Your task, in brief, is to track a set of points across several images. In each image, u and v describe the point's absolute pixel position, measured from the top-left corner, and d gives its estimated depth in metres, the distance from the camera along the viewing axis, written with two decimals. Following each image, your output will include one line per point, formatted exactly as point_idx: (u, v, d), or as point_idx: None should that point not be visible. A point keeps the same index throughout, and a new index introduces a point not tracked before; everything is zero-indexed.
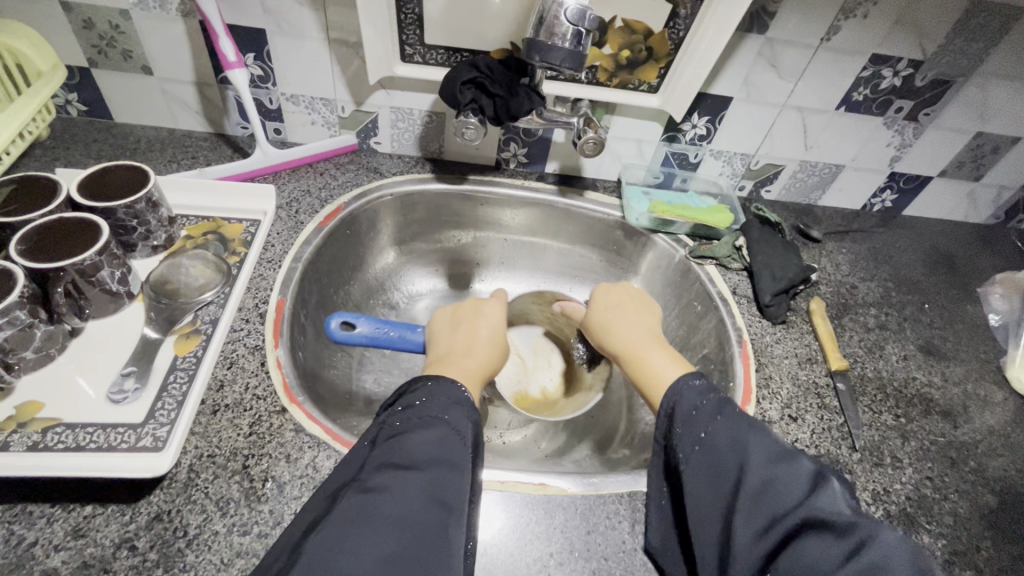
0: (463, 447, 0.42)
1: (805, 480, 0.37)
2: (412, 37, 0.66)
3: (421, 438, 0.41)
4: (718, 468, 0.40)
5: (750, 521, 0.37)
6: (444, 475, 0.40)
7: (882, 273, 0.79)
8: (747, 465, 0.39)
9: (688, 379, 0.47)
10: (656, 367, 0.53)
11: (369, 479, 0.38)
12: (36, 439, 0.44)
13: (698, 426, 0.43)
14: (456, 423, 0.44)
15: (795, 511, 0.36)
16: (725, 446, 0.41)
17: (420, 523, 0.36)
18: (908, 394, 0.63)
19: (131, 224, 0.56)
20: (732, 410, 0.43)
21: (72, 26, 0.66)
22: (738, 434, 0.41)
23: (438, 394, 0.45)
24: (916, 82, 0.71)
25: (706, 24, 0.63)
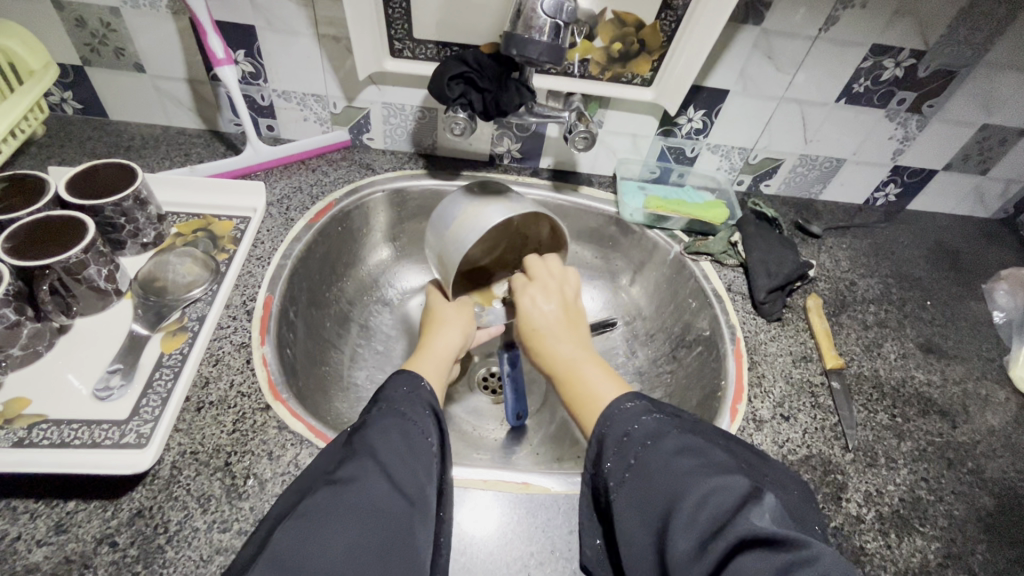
0: (427, 440, 0.44)
1: (736, 495, 0.36)
2: (401, 31, 0.65)
3: (384, 431, 0.42)
4: (651, 494, 0.38)
5: (685, 539, 0.34)
6: (410, 467, 0.41)
7: (883, 269, 0.77)
8: (680, 487, 0.37)
9: (623, 402, 0.45)
10: (583, 377, 0.51)
11: (336, 471, 0.39)
12: (21, 436, 0.45)
13: (628, 452, 0.41)
14: (417, 418, 0.45)
15: (728, 525, 0.33)
16: (659, 472, 0.39)
17: (387, 514, 0.37)
18: (906, 393, 0.62)
19: (119, 222, 0.56)
20: (666, 434, 0.41)
21: (63, 24, 0.66)
22: (670, 457, 0.39)
23: (396, 388, 0.47)
24: (919, 72, 0.70)
25: (699, 14, 0.61)
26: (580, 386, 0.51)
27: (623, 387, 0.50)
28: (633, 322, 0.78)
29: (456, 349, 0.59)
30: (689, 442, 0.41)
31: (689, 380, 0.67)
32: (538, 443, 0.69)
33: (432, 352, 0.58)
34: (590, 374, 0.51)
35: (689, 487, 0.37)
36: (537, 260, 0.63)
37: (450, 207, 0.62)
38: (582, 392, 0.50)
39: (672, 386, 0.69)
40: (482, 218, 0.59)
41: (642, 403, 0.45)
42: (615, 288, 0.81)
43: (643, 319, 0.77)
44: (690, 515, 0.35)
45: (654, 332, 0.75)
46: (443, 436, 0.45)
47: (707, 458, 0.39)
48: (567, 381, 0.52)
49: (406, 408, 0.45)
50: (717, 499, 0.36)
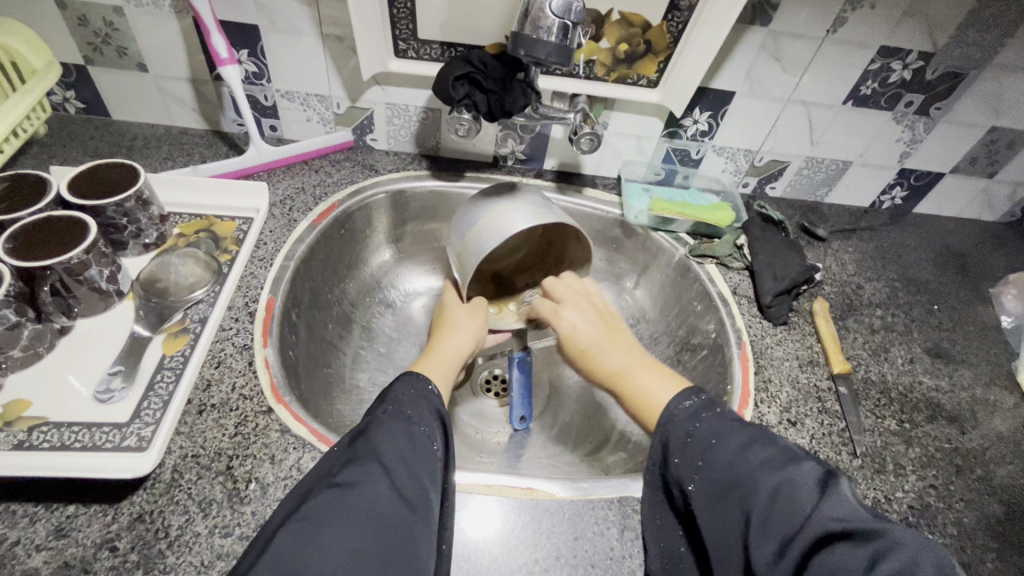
0: (429, 442, 0.43)
1: (808, 484, 0.36)
2: (406, 31, 0.64)
3: (390, 433, 0.42)
4: (719, 493, 0.38)
5: (767, 542, 0.34)
6: (416, 472, 0.40)
7: (890, 273, 0.77)
8: (750, 483, 0.37)
9: (680, 403, 0.44)
10: (632, 376, 0.51)
11: (340, 474, 0.38)
12: (22, 438, 0.44)
13: (688, 455, 0.40)
14: (423, 421, 0.44)
15: (810, 526, 0.33)
16: (725, 474, 0.38)
17: (388, 518, 0.37)
18: (914, 398, 0.61)
19: (121, 222, 0.56)
20: (725, 434, 0.40)
21: (67, 23, 0.66)
22: (736, 456, 0.38)
23: (404, 390, 0.46)
24: (928, 75, 0.69)
25: (706, 15, 0.61)
26: (638, 388, 0.50)
27: (680, 387, 0.49)
28: (638, 325, 0.77)
29: (466, 352, 0.59)
30: (749, 434, 0.40)
31: (695, 384, 0.66)
32: (541, 447, 0.69)
33: (442, 351, 0.58)
34: (642, 378, 0.51)
35: (758, 482, 0.36)
36: (554, 281, 0.63)
37: (476, 211, 0.61)
38: (637, 388, 0.50)
39: None
40: (509, 222, 0.58)
41: (696, 401, 0.44)
42: (618, 291, 0.80)
43: (647, 322, 0.77)
44: (768, 512, 0.35)
45: (659, 335, 0.75)
46: (447, 439, 0.44)
47: (770, 450, 0.38)
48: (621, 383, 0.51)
49: (413, 410, 0.44)
50: (791, 489, 0.35)
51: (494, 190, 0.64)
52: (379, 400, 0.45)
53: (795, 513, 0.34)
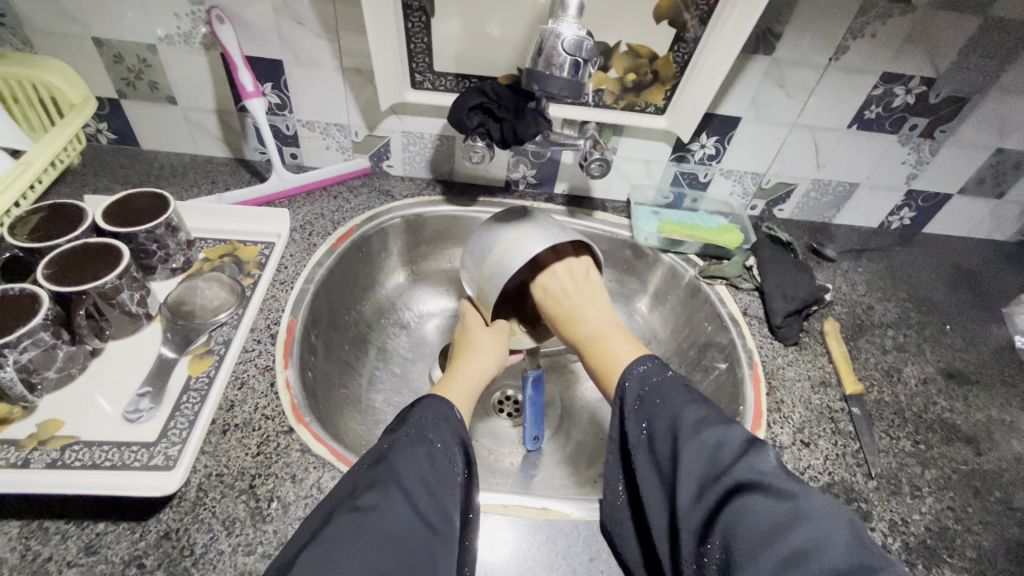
0: (450, 466, 0.44)
1: (737, 444, 0.42)
2: (422, 64, 0.67)
3: (411, 456, 0.43)
4: (659, 444, 0.45)
5: (690, 483, 0.41)
6: (436, 496, 0.42)
7: (900, 293, 0.77)
8: (684, 436, 0.44)
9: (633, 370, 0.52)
10: (610, 342, 0.58)
11: (361, 497, 0.40)
12: (55, 457, 0.46)
13: (641, 411, 0.48)
14: (446, 447, 0.45)
15: (730, 475, 0.40)
16: (666, 425, 0.46)
17: (407, 545, 0.38)
18: (928, 419, 0.61)
19: (151, 248, 0.58)
20: (675, 395, 0.47)
21: (103, 60, 0.70)
22: (678, 413, 0.46)
23: (425, 413, 0.47)
24: (931, 99, 0.71)
25: (710, 46, 0.63)
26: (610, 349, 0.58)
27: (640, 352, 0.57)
28: (649, 345, 0.78)
29: (487, 376, 0.60)
30: (698, 402, 0.47)
31: None
32: (554, 468, 0.69)
33: (461, 375, 0.59)
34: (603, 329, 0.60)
35: (692, 441, 0.43)
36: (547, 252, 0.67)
37: (484, 236, 0.64)
38: (610, 349, 0.58)
39: None
40: (521, 245, 0.60)
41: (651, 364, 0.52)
42: (629, 312, 0.81)
43: (658, 342, 0.78)
44: (698, 465, 0.42)
45: (670, 356, 0.75)
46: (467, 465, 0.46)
47: (707, 412, 0.45)
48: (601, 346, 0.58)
49: (435, 435, 0.46)
50: (721, 448, 0.42)
51: (500, 216, 0.66)
52: (401, 422, 0.47)
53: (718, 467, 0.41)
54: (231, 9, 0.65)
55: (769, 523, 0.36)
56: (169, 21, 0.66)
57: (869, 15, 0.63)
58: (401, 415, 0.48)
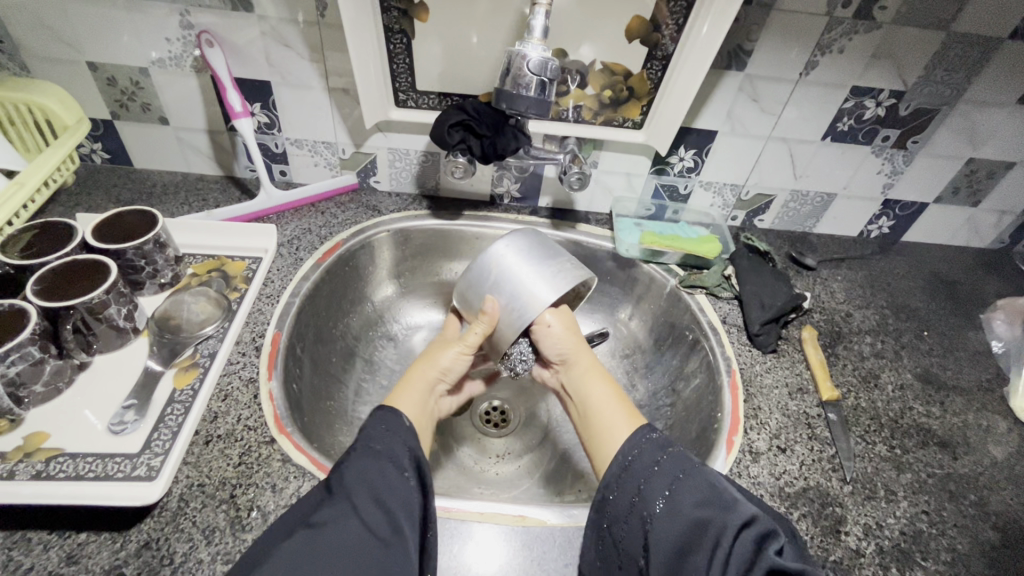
0: (403, 477, 0.45)
1: (754, 532, 0.40)
2: (405, 84, 0.70)
3: (360, 469, 0.44)
4: (680, 530, 0.42)
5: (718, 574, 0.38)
6: (383, 505, 0.42)
7: (879, 300, 0.78)
8: (703, 522, 0.41)
9: (645, 435, 0.49)
10: (603, 405, 0.55)
11: (313, 515, 0.41)
12: (39, 469, 0.47)
13: (654, 488, 0.45)
14: (395, 455, 0.46)
15: (761, 560, 0.38)
16: (682, 512, 0.42)
17: (359, 554, 0.39)
18: (904, 424, 0.62)
19: (140, 264, 0.60)
20: (680, 475, 0.45)
21: (97, 83, 0.72)
22: (694, 490, 0.43)
23: (374, 425, 0.48)
24: (901, 111, 0.73)
25: (682, 64, 0.65)
26: (598, 414, 0.54)
27: (634, 424, 0.52)
28: (633, 355, 0.79)
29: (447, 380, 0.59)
30: (713, 481, 0.44)
31: (688, 412, 0.67)
32: (540, 478, 0.70)
33: (414, 384, 0.56)
34: (599, 392, 0.56)
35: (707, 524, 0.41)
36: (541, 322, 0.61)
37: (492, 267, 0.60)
38: (600, 418, 0.54)
39: (671, 419, 0.70)
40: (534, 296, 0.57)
41: (660, 434, 0.49)
42: (613, 322, 0.83)
43: (641, 351, 0.79)
44: (726, 555, 0.39)
45: (653, 365, 0.76)
46: (423, 474, 0.46)
47: (708, 490, 0.43)
48: (595, 417, 0.54)
49: (382, 446, 0.46)
50: (746, 535, 0.40)
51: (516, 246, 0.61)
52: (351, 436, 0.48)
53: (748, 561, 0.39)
54: (220, 32, 0.67)
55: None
56: (161, 44, 0.68)
57: (836, 31, 0.65)
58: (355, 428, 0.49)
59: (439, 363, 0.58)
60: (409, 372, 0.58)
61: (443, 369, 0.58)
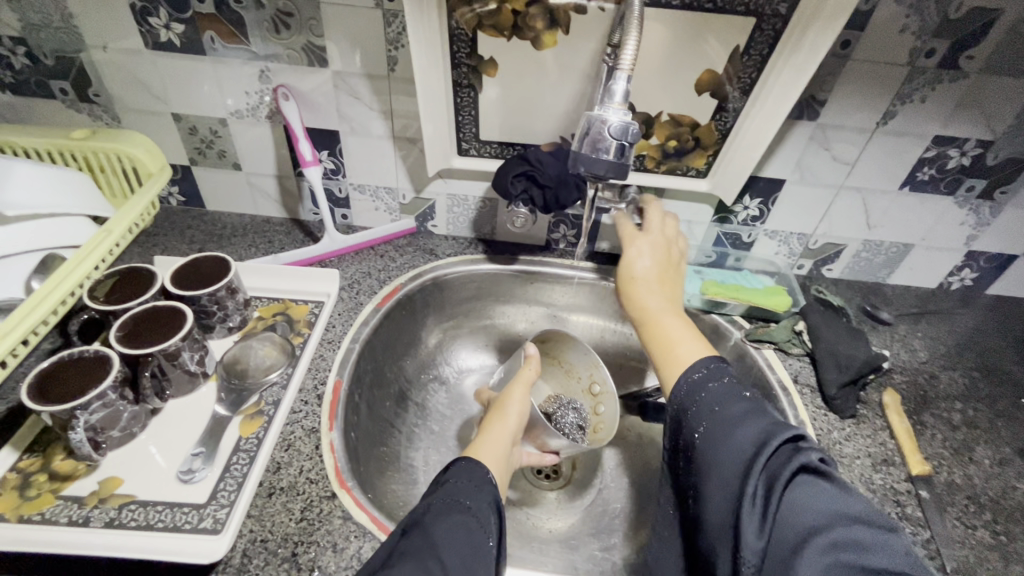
0: (486, 539, 0.45)
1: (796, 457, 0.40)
2: (469, 133, 0.71)
3: (450, 526, 0.44)
4: (725, 448, 0.42)
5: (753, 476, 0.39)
6: (471, 569, 0.42)
7: (966, 361, 0.73)
8: (745, 445, 0.41)
9: (690, 375, 0.49)
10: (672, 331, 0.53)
11: (394, 568, 0.40)
12: (112, 515, 0.48)
13: (703, 417, 0.45)
14: (482, 512, 0.46)
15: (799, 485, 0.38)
16: (729, 437, 0.43)
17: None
18: (1008, 506, 0.56)
19: (212, 309, 0.62)
20: (729, 406, 0.45)
21: (180, 133, 0.76)
22: (737, 419, 0.43)
23: (460, 478, 0.49)
24: (988, 160, 0.68)
25: (753, 116, 0.64)
26: (667, 338, 0.53)
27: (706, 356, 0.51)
28: None
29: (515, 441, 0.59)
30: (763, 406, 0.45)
31: None
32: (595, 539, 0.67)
33: (490, 434, 0.58)
34: (658, 305, 0.55)
35: (747, 446, 0.41)
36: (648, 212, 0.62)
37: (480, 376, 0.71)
38: (664, 338, 0.53)
39: None
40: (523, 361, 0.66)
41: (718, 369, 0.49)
42: None
43: None
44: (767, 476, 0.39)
45: None
46: (500, 535, 0.46)
47: (754, 415, 0.43)
48: (658, 335, 0.53)
49: (471, 501, 0.47)
50: (786, 447, 0.40)
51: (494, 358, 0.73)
52: (436, 488, 0.48)
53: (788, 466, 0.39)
54: (295, 85, 0.70)
55: (826, 520, 0.36)
56: (240, 97, 0.72)
57: (918, 81, 0.62)
58: (438, 478, 0.49)
59: (509, 412, 0.61)
60: (486, 426, 0.60)
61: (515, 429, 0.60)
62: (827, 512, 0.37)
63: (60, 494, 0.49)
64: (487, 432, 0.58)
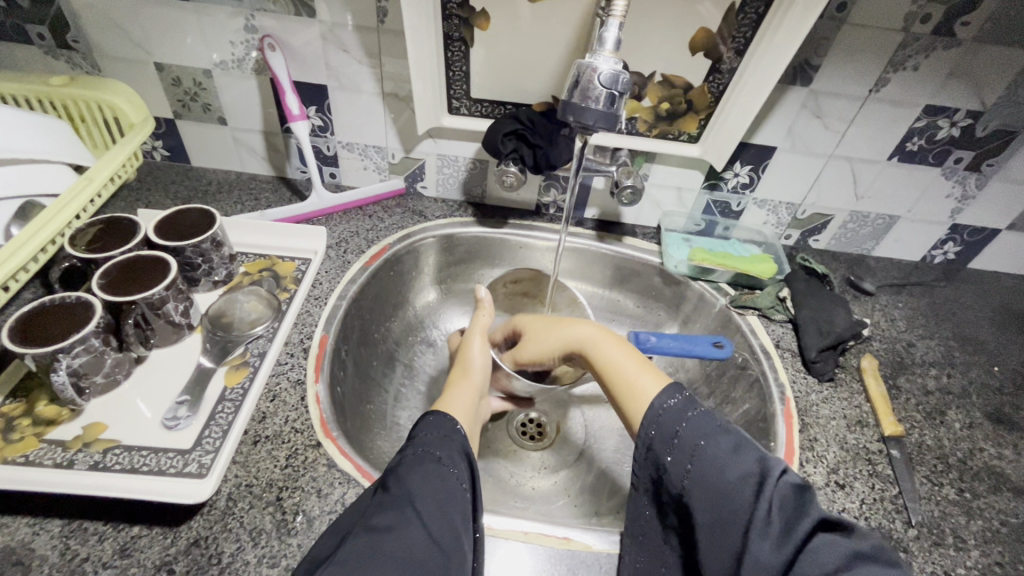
0: (460, 485, 0.45)
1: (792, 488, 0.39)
2: (460, 91, 0.69)
3: (422, 477, 0.44)
4: (719, 486, 0.40)
5: (764, 526, 0.37)
6: (446, 514, 0.43)
7: (944, 331, 0.74)
8: (738, 478, 0.40)
9: (663, 401, 0.46)
10: (617, 360, 0.54)
11: (374, 518, 0.41)
12: (97, 459, 0.48)
13: (682, 453, 0.43)
14: (453, 461, 0.47)
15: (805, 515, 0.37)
16: (720, 470, 0.40)
17: (423, 563, 0.39)
18: (974, 466, 0.58)
19: (197, 261, 0.61)
20: (707, 434, 0.43)
21: (163, 83, 0.74)
22: (724, 453, 0.41)
23: (428, 432, 0.49)
24: (977, 132, 0.68)
25: (745, 78, 0.63)
26: (624, 377, 0.52)
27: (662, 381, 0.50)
28: (675, 375, 0.77)
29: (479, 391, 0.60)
30: (743, 438, 0.43)
31: None
32: (576, 495, 0.68)
33: (457, 391, 0.59)
34: (612, 352, 0.55)
35: (738, 480, 0.40)
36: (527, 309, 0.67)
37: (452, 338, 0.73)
38: (621, 379, 0.52)
39: None
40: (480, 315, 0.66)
41: (682, 399, 0.45)
42: None
43: (686, 371, 0.77)
44: (767, 511, 0.38)
45: (698, 387, 0.74)
46: (476, 479, 0.47)
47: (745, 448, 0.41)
48: (615, 378, 0.52)
49: (442, 452, 0.47)
50: (788, 483, 0.39)
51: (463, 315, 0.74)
52: (407, 443, 0.48)
53: (799, 513, 0.37)
54: (281, 36, 0.68)
55: (848, 563, 0.35)
56: (224, 47, 0.70)
57: (912, 47, 0.62)
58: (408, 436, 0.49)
59: (472, 366, 0.62)
60: (452, 382, 0.61)
61: (479, 378, 0.61)
62: (847, 557, 0.35)
63: (43, 437, 0.49)
64: (453, 389, 0.59)
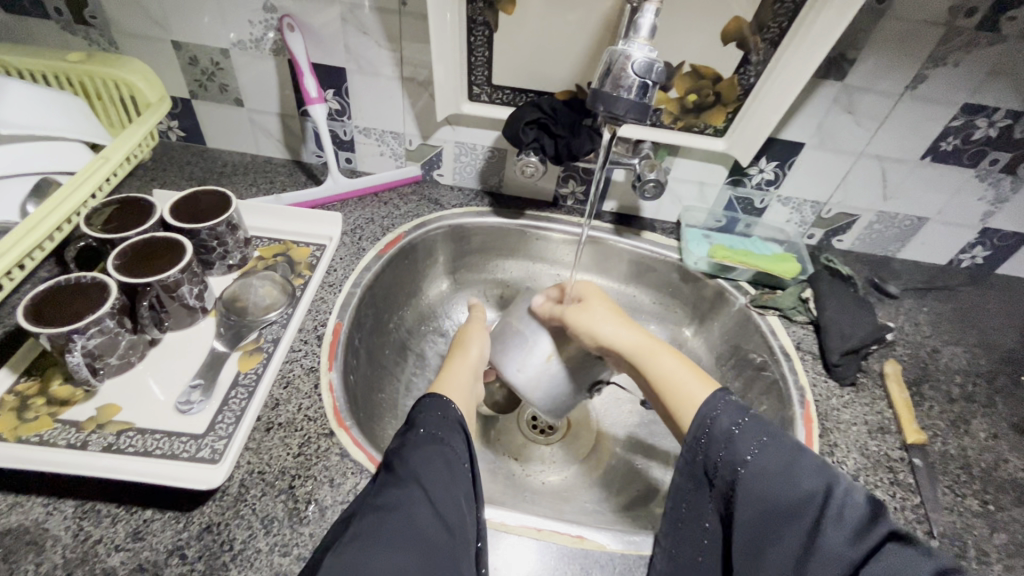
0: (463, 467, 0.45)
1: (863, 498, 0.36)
2: (481, 77, 0.68)
3: (425, 456, 0.43)
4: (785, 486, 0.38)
5: (836, 536, 0.35)
6: (451, 495, 0.42)
7: (969, 337, 0.72)
8: (810, 485, 0.37)
9: (714, 409, 0.44)
10: (677, 374, 0.52)
11: (380, 496, 0.40)
12: (111, 441, 0.48)
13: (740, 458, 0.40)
14: (454, 442, 0.46)
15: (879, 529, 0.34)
16: (787, 471, 0.38)
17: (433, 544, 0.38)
18: (998, 478, 0.57)
19: (212, 245, 0.60)
20: (774, 443, 0.40)
21: (180, 62, 0.73)
22: (791, 458, 0.39)
23: (430, 413, 0.48)
24: (1016, 133, 0.66)
25: (779, 70, 0.61)
26: (675, 388, 0.50)
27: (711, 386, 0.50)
28: None
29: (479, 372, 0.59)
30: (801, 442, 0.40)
31: None
32: (586, 491, 0.68)
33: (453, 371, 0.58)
34: (668, 364, 0.53)
35: (799, 478, 0.38)
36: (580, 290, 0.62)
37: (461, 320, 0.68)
38: (673, 390, 0.51)
39: None
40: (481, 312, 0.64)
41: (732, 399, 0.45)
42: (673, 336, 0.79)
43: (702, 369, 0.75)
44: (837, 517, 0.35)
45: None
46: (476, 459, 0.46)
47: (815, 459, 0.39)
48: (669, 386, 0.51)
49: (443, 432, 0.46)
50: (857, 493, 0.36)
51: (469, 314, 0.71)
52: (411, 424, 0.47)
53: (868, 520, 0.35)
54: (300, 16, 0.67)
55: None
56: (243, 27, 0.69)
57: (954, 42, 0.59)
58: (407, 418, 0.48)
59: (471, 347, 0.61)
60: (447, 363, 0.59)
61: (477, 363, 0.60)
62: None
63: (58, 417, 0.49)
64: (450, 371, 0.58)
